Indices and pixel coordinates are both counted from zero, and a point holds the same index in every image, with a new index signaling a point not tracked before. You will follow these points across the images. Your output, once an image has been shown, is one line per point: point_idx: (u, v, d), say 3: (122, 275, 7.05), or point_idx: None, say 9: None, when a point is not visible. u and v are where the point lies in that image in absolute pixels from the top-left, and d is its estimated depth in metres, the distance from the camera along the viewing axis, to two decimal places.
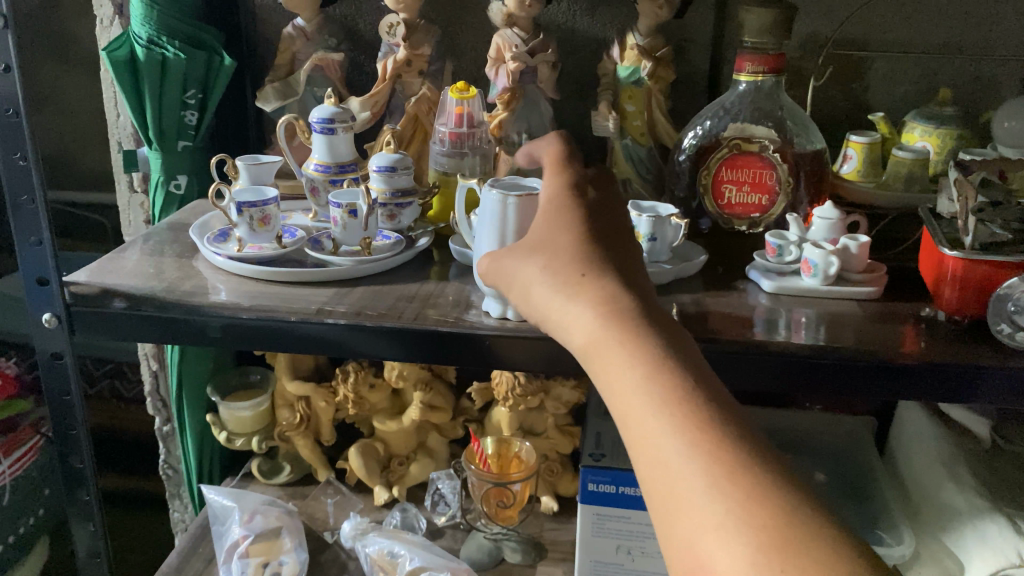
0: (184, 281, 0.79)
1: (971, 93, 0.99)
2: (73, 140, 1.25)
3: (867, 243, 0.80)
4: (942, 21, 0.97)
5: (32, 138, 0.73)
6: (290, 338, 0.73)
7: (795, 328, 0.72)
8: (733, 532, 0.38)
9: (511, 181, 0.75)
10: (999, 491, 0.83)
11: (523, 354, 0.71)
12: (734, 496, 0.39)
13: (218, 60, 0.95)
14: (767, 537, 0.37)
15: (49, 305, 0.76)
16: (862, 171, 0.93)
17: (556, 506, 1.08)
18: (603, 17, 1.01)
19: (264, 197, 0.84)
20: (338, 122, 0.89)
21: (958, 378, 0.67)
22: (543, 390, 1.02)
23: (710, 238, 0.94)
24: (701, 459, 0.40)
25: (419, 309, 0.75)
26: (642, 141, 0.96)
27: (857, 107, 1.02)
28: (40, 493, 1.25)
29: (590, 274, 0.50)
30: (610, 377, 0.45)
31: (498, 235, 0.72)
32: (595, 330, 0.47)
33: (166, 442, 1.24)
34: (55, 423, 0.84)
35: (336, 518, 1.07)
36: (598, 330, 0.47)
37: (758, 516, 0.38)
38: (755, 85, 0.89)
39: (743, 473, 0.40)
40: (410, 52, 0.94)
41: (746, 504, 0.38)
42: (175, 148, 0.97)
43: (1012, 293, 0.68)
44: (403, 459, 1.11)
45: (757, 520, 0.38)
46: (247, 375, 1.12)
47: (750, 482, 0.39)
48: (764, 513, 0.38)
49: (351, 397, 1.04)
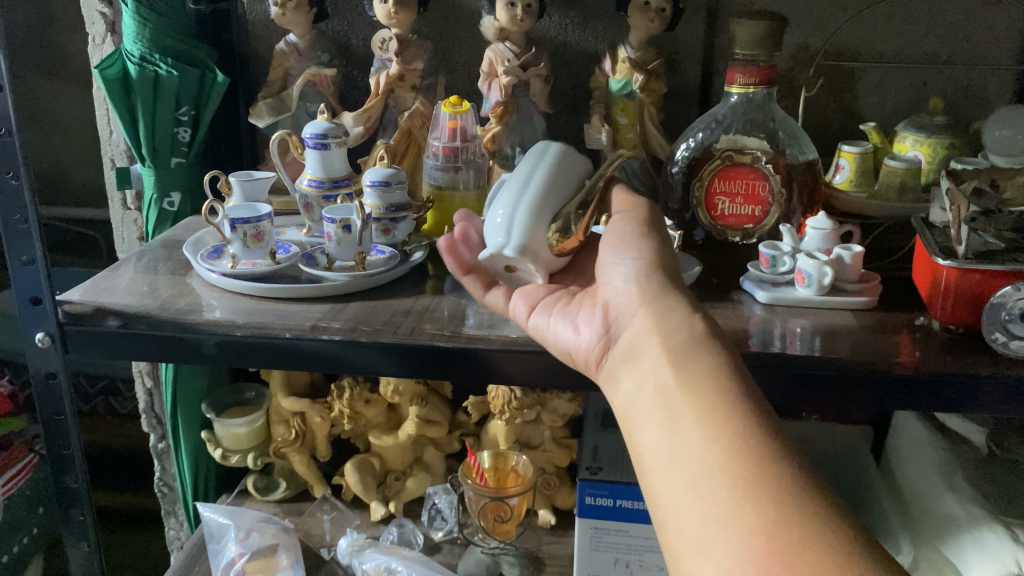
0: (178, 299, 0.79)
1: (960, 102, 1.00)
2: (67, 156, 1.25)
3: (861, 254, 0.80)
4: (930, 32, 0.98)
5: (25, 157, 0.73)
6: (285, 355, 0.73)
7: (790, 340, 0.72)
8: (793, 516, 0.44)
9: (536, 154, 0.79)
10: (997, 499, 0.83)
11: (518, 368, 0.71)
12: (787, 500, 0.45)
13: (211, 77, 0.96)
14: (827, 533, 0.43)
15: (42, 324, 0.75)
16: (854, 181, 0.93)
17: (554, 520, 1.07)
18: (595, 30, 1.01)
19: (258, 212, 0.84)
20: (331, 138, 0.90)
21: (954, 386, 0.67)
22: (539, 403, 1.02)
23: (705, 249, 0.94)
24: (764, 459, 0.47)
25: (415, 324, 0.75)
26: (635, 154, 0.97)
27: (848, 116, 1.02)
28: (34, 512, 1.24)
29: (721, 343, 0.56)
30: (702, 376, 0.53)
31: (526, 182, 0.75)
32: (694, 330, 0.57)
33: (161, 460, 1.24)
34: (49, 442, 0.83)
35: (332, 535, 1.06)
36: (699, 331, 0.57)
37: (810, 531, 0.43)
38: (747, 97, 0.90)
39: (795, 485, 0.46)
40: (403, 66, 0.95)
41: (797, 506, 0.45)
42: (169, 165, 0.97)
43: (1006, 302, 0.69)
44: (399, 474, 1.11)
45: (802, 523, 0.44)
46: (241, 392, 1.10)
47: (802, 492, 0.46)
48: (806, 516, 0.44)
49: (346, 413, 1.04)
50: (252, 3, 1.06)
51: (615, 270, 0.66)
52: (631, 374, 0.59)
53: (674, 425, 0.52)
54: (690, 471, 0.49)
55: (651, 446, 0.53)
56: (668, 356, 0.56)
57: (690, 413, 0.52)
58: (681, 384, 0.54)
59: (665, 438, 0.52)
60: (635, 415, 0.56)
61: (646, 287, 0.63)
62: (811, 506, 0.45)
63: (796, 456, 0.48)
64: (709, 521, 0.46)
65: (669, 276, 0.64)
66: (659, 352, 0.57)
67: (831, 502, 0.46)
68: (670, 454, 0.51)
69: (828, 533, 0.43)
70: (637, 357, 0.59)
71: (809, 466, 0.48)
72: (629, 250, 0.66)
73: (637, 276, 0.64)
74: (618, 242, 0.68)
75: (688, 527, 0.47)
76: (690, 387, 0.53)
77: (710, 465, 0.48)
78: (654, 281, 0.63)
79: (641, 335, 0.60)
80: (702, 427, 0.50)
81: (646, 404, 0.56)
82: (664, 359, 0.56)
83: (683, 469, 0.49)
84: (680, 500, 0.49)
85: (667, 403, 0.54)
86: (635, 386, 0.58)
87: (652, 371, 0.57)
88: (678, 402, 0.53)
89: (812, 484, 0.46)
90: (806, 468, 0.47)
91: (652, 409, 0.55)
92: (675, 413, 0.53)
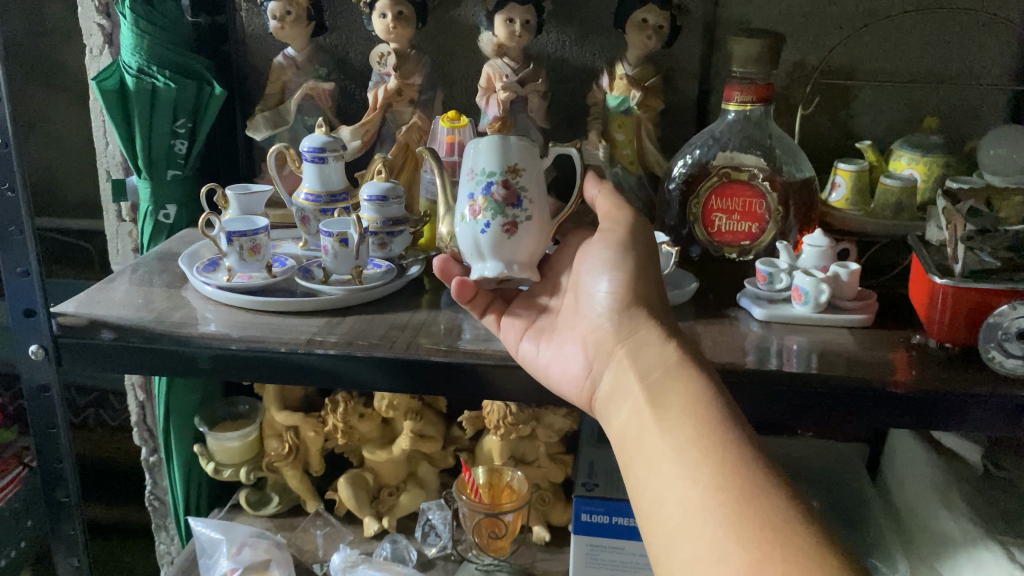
0: (173, 311, 0.79)
1: (956, 122, 1.01)
2: (61, 167, 1.25)
3: (857, 271, 0.80)
4: (924, 51, 0.98)
5: (21, 168, 0.73)
6: (279, 369, 0.72)
7: (786, 357, 0.72)
8: (777, 549, 0.44)
9: (475, 150, 0.74)
10: (994, 517, 0.82)
11: (514, 384, 0.71)
12: (774, 533, 0.45)
13: (208, 90, 0.96)
14: (814, 564, 0.43)
15: (36, 336, 0.74)
16: (851, 199, 0.93)
17: (549, 536, 1.06)
18: (593, 47, 1.01)
19: (254, 226, 0.84)
20: (329, 151, 0.89)
21: (952, 404, 0.67)
22: (535, 418, 1.02)
23: (700, 265, 0.94)
24: (746, 492, 0.48)
25: (411, 338, 0.75)
26: (633, 169, 0.97)
27: (844, 134, 1.03)
28: (21, 525, 1.23)
29: (698, 372, 0.57)
30: (681, 409, 0.54)
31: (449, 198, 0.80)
32: (668, 360, 0.58)
33: (153, 473, 1.22)
34: (41, 455, 0.82)
35: (325, 550, 1.05)
36: (673, 362, 0.58)
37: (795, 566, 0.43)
38: (744, 115, 0.91)
39: (779, 517, 0.46)
40: (401, 81, 0.95)
41: (782, 540, 0.45)
42: (164, 177, 0.97)
43: (1001, 321, 0.69)
44: (392, 489, 1.10)
45: (790, 559, 0.44)
46: (234, 406, 1.11)
47: (787, 524, 0.45)
48: (792, 548, 0.44)
49: (340, 427, 1.03)
50: (250, 16, 1.06)
51: (596, 291, 0.66)
52: (617, 413, 0.59)
53: (657, 466, 0.52)
54: (677, 510, 0.49)
55: (640, 489, 0.53)
56: (645, 394, 0.57)
57: (671, 450, 0.52)
58: (659, 422, 0.54)
59: (651, 479, 0.52)
60: (621, 456, 0.57)
61: (622, 318, 0.63)
62: (798, 538, 0.45)
63: (781, 487, 0.48)
64: (699, 562, 0.46)
65: (649, 292, 0.64)
66: (638, 390, 0.58)
67: (816, 530, 0.45)
68: (657, 494, 0.51)
69: (816, 564, 0.43)
70: (621, 395, 0.60)
71: (795, 495, 0.48)
72: (605, 269, 0.66)
73: (612, 295, 0.64)
74: (594, 263, 0.67)
75: (681, 570, 0.47)
76: (668, 424, 0.54)
77: (694, 503, 0.49)
78: (628, 308, 0.63)
79: (621, 372, 0.61)
80: (683, 464, 0.51)
81: (629, 443, 0.56)
82: (642, 397, 0.57)
83: (670, 508, 0.50)
84: (670, 541, 0.49)
85: (649, 441, 0.54)
86: (621, 426, 0.58)
87: (633, 411, 0.57)
88: (657, 439, 0.54)
89: (797, 515, 0.46)
90: (791, 498, 0.47)
91: (636, 450, 0.55)
92: (657, 451, 0.53)
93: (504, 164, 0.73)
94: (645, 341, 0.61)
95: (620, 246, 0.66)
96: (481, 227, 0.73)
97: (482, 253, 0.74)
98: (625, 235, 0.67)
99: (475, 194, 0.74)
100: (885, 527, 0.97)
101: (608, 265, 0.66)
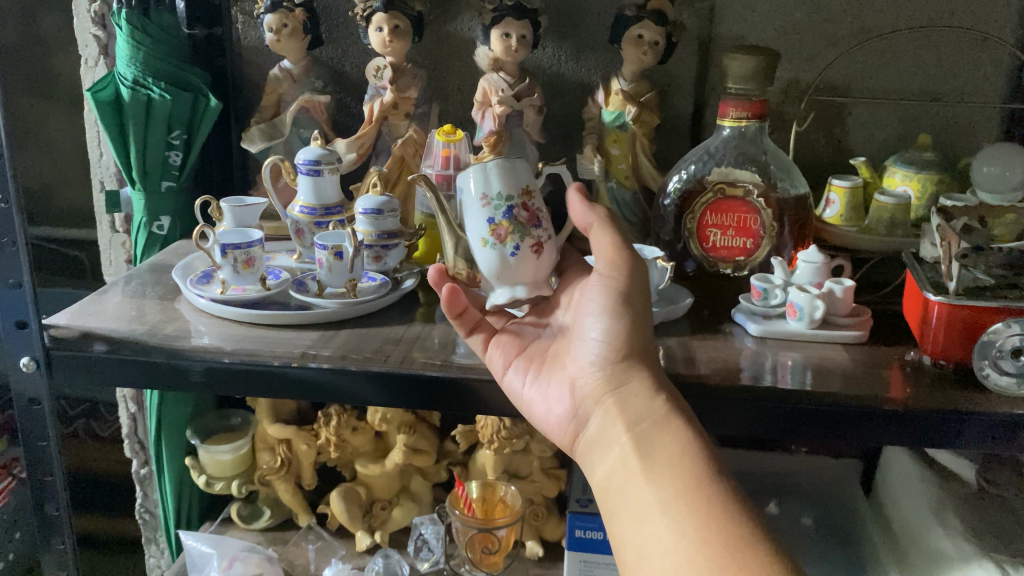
0: (167, 324, 0.78)
1: (949, 141, 1.01)
2: (55, 178, 1.24)
3: (851, 287, 0.80)
4: (917, 70, 0.99)
5: (15, 179, 0.73)
6: (273, 383, 0.72)
7: (781, 373, 0.72)
8: None
9: (482, 173, 0.70)
10: (989, 535, 0.82)
11: (506, 399, 0.70)
12: None
13: (203, 101, 0.96)
14: None
15: (27, 349, 0.74)
16: (845, 215, 0.94)
17: (542, 551, 1.05)
18: (588, 62, 1.02)
19: (249, 238, 0.84)
20: (324, 164, 0.89)
21: (946, 421, 0.67)
22: (528, 434, 1.02)
23: (695, 281, 0.94)
24: (731, 547, 0.51)
25: (405, 352, 0.74)
26: (627, 184, 0.97)
27: (838, 151, 1.03)
28: (9, 538, 1.22)
29: (685, 424, 0.59)
30: (669, 462, 0.57)
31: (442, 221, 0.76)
32: (657, 413, 0.60)
33: (144, 485, 1.29)
34: (31, 469, 0.82)
35: (316, 565, 1.04)
36: (661, 414, 0.60)
37: None
38: (739, 131, 0.91)
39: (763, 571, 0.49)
40: (397, 94, 0.95)
41: None
42: (159, 188, 0.97)
43: (996, 339, 0.69)
44: (384, 504, 1.09)
45: None
46: (227, 418, 1.11)
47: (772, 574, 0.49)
48: None
49: (332, 441, 1.02)
50: (247, 28, 1.07)
51: (587, 336, 0.65)
52: (602, 458, 0.62)
53: (642, 518, 0.56)
54: (661, 565, 0.53)
55: (623, 539, 0.56)
56: (633, 444, 0.60)
57: (657, 503, 0.55)
58: (646, 474, 0.57)
59: (636, 530, 0.56)
60: (604, 502, 0.60)
61: (609, 369, 0.64)
62: None
63: (765, 541, 0.51)
64: None
65: (642, 344, 0.64)
66: (625, 439, 0.61)
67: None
68: (641, 547, 0.55)
69: None
70: (607, 441, 0.62)
71: (776, 547, 0.51)
72: (600, 314, 0.65)
73: (602, 343, 0.64)
74: (590, 304, 0.66)
75: None
76: (654, 476, 0.57)
77: (682, 555, 0.52)
78: (614, 360, 0.64)
79: (610, 419, 0.62)
80: (670, 518, 0.54)
81: (613, 493, 0.59)
82: (629, 448, 0.60)
83: (654, 561, 0.53)
84: None
85: (635, 491, 0.57)
86: (607, 473, 0.61)
87: (619, 459, 0.60)
88: (641, 490, 0.57)
89: (780, 568, 0.49)
90: (771, 549, 0.51)
91: (620, 500, 0.58)
92: (641, 503, 0.56)
93: (517, 187, 0.70)
94: (632, 392, 0.62)
95: (620, 291, 0.64)
96: (510, 251, 0.70)
97: (510, 278, 0.71)
98: (625, 283, 0.64)
99: (495, 219, 0.70)
100: (880, 545, 0.97)
101: (604, 311, 0.64)
